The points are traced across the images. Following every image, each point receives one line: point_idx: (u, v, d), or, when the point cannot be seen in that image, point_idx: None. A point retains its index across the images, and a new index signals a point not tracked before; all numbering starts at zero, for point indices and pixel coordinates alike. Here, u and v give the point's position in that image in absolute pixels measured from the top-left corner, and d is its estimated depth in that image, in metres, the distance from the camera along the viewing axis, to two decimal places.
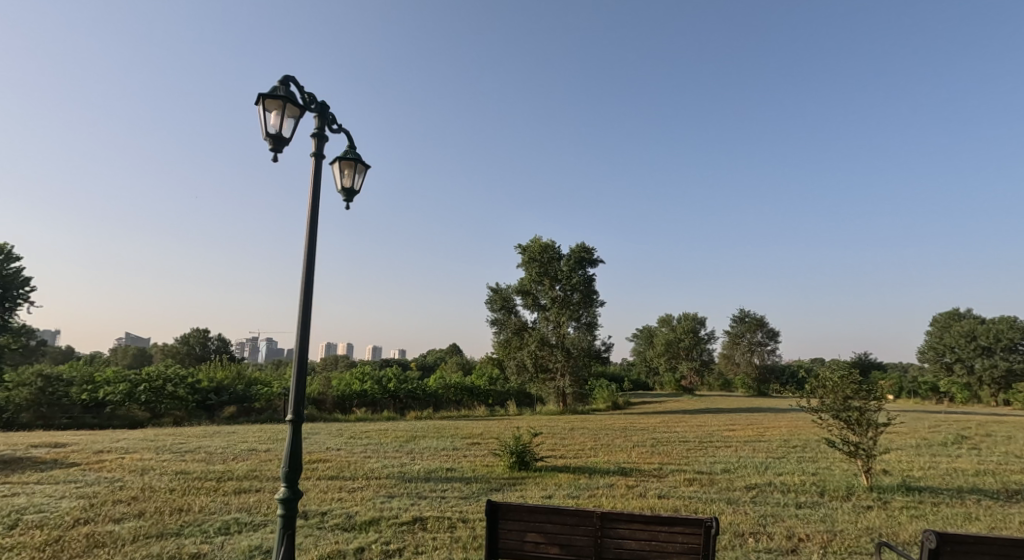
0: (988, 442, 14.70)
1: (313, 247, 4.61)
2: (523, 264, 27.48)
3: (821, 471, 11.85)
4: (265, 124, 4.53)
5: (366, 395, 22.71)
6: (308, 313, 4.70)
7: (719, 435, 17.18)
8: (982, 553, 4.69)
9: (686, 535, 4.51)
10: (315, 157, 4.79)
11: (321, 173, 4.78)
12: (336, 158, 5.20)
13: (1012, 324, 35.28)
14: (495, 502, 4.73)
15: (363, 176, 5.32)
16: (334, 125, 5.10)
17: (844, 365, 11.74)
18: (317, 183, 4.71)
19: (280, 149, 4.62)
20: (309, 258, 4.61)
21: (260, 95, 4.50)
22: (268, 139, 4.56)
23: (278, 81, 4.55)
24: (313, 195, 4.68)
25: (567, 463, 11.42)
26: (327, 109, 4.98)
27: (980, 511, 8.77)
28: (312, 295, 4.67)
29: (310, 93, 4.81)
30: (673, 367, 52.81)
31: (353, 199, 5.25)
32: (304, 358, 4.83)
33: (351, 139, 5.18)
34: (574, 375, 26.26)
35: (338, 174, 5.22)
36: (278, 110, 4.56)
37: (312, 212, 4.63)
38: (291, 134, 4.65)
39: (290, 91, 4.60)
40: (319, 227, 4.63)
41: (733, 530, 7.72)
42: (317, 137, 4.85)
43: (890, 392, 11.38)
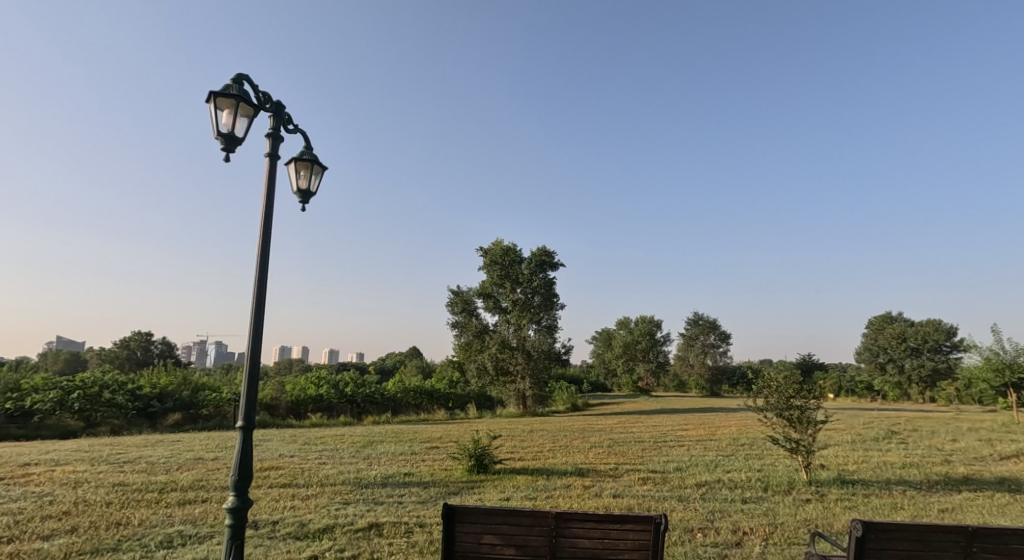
0: (916, 436, 15.75)
1: (266, 252, 4.70)
2: (485, 267, 27.67)
3: (765, 467, 12.46)
4: (216, 123, 4.60)
5: (322, 399, 22.38)
6: (259, 315, 4.79)
7: (673, 435, 17.73)
8: (904, 539, 5.10)
9: (637, 532, 4.80)
10: (268, 157, 4.88)
11: (276, 172, 4.88)
12: (291, 159, 5.30)
13: (938, 326, 37.68)
14: (452, 506, 4.88)
15: (318, 177, 5.43)
16: (290, 125, 5.20)
17: (788, 367, 12.44)
18: (272, 182, 4.81)
19: (232, 148, 4.70)
20: (261, 257, 4.70)
21: (211, 92, 4.57)
22: (220, 137, 4.64)
23: (231, 80, 4.63)
24: (267, 194, 4.78)
25: (525, 466, 11.63)
26: (282, 109, 5.08)
27: (906, 501, 9.44)
28: (264, 297, 4.76)
29: (265, 93, 4.90)
30: (630, 369, 54.02)
31: (307, 200, 5.36)
32: (256, 363, 4.90)
33: (306, 140, 5.30)
34: (534, 378, 26.54)
35: (294, 175, 5.31)
36: (230, 108, 4.63)
37: (266, 213, 4.72)
38: (243, 133, 4.73)
39: (243, 90, 4.68)
40: (272, 231, 4.71)
41: (682, 526, 8.10)
42: (272, 137, 4.94)
43: (830, 392, 12.13)
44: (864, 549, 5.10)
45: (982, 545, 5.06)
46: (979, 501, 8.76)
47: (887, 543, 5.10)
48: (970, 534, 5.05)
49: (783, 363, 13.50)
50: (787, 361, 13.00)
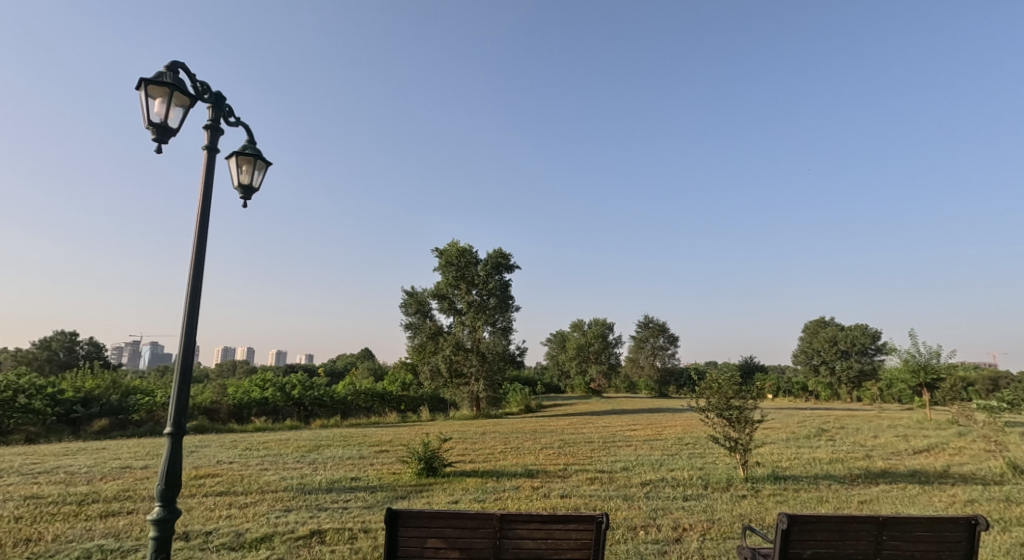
0: (843, 433, 16.64)
1: (201, 248, 4.57)
2: (440, 268, 27.48)
3: (706, 465, 12.90)
4: (147, 112, 4.43)
5: (266, 403, 21.67)
6: (193, 315, 4.66)
7: (621, 435, 18.07)
8: (823, 529, 5.37)
9: (579, 531, 4.88)
10: (206, 149, 4.73)
11: (214, 166, 4.75)
12: (233, 152, 5.16)
13: (865, 331, 39.74)
14: (395, 511, 4.81)
15: (262, 173, 5.31)
16: (230, 117, 5.07)
17: (729, 369, 12.93)
18: (209, 176, 4.66)
19: (165, 139, 4.54)
20: (196, 256, 4.57)
21: (142, 78, 4.39)
22: (151, 128, 4.47)
23: (165, 67, 4.48)
24: (204, 187, 4.63)
25: (475, 468, 11.60)
26: (222, 100, 4.94)
27: (831, 494, 9.95)
28: (198, 297, 4.64)
29: (203, 82, 4.75)
30: (582, 371, 54.76)
31: (249, 196, 5.23)
32: (188, 365, 4.74)
33: (249, 134, 5.18)
34: (488, 380, 26.47)
35: (235, 169, 5.17)
36: (163, 97, 4.47)
37: (203, 207, 4.59)
38: (177, 124, 4.58)
39: (178, 78, 4.52)
40: (208, 227, 4.58)
41: (625, 524, 8.29)
42: (210, 129, 4.80)
43: (767, 392, 12.69)
44: (788, 540, 5.37)
45: (891, 533, 5.36)
46: (893, 492, 9.32)
47: (808, 535, 5.38)
48: (881, 524, 5.35)
49: (725, 365, 14.01)
50: (730, 363, 13.50)
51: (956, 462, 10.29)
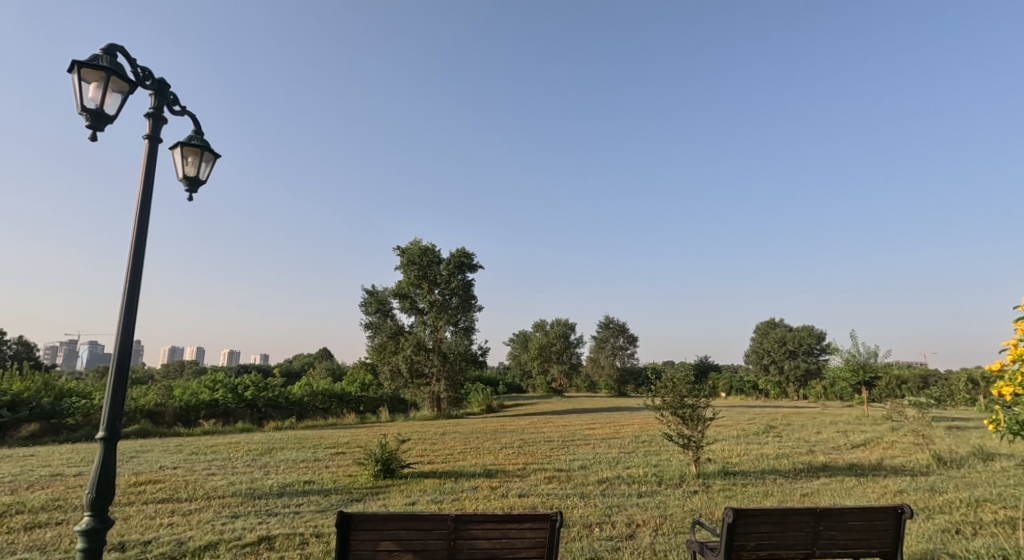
0: (790, 430, 17.20)
1: (141, 240, 4.37)
2: (401, 266, 27.10)
3: (661, 463, 13.12)
4: (81, 97, 4.19)
5: (216, 405, 20.93)
6: (132, 310, 4.46)
7: (580, 434, 18.23)
8: (766, 521, 5.52)
9: (534, 530, 4.86)
10: (147, 139, 4.52)
11: (155, 155, 4.53)
12: (178, 142, 4.94)
13: (811, 332, 41.27)
14: (348, 514, 4.67)
15: (209, 165, 5.10)
16: (175, 106, 4.86)
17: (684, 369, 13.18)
18: (150, 165, 4.45)
19: (100, 127, 4.30)
20: (135, 249, 4.36)
21: (75, 62, 4.14)
22: (85, 113, 4.23)
23: (101, 50, 4.25)
24: (145, 177, 4.42)
25: (434, 469, 11.44)
26: (165, 88, 4.72)
27: (777, 488, 10.28)
28: (137, 291, 4.44)
29: (144, 68, 4.53)
30: (544, 370, 55.01)
31: (194, 188, 5.02)
32: (125, 364, 4.52)
33: (195, 124, 4.97)
34: (449, 380, 26.22)
35: (180, 161, 4.94)
36: (99, 82, 4.24)
37: (143, 196, 4.38)
38: (115, 110, 4.35)
39: (115, 63, 4.29)
40: (148, 219, 4.38)
41: (581, 522, 8.31)
42: (152, 117, 4.57)
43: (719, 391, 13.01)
44: (733, 533, 5.50)
45: (827, 524, 5.55)
46: (833, 485, 9.67)
47: (753, 527, 5.52)
48: (818, 514, 5.52)
49: (681, 364, 14.28)
50: (684, 362, 13.78)
51: (889, 455, 10.76)
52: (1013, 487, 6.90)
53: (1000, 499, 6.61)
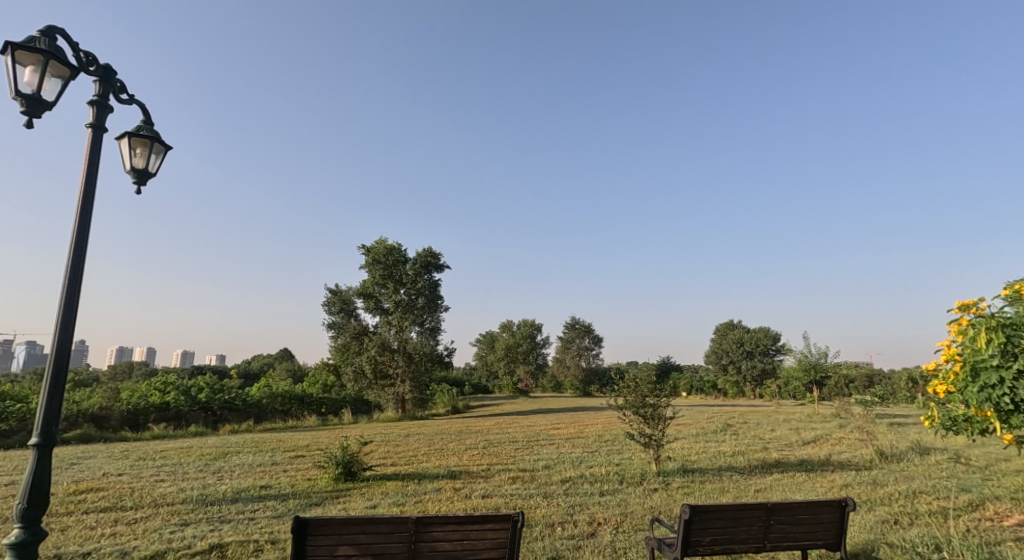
0: (746, 428, 17.60)
1: (82, 233, 4.11)
2: (366, 265, 26.64)
3: (623, 461, 13.21)
4: (15, 81, 3.90)
5: (167, 408, 20.14)
6: (72, 307, 4.20)
7: (544, 434, 18.25)
8: (724, 516, 5.56)
9: (496, 531, 4.77)
10: (89, 127, 4.25)
11: (99, 145, 4.26)
12: (126, 132, 4.68)
13: (767, 333, 42.42)
14: (303, 520, 4.47)
15: (159, 156, 4.84)
16: (121, 93, 4.59)
17: (646, 369, 13.31)
18: (94, 154, 4.19)
19: (38, 113, 4.03)
20: (75, 242, 4.10)
21: (8, 42, 3.86)
22: (20, 99, 3.94)
23: (38, 31, 3.97)
24: (88, 167, 4.16)
25: (396, 471, 11.20)
26: (111, 74, 4.45)
27: (733, 484, 10.46)
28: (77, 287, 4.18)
29: (86, 52, 4.25)
30: (510, 371, 54.95)
31: (143, 181, 4.76)
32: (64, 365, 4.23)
33: (144, 113, 4.71)
34: (414, 381, 25.80)
35: (127, 152, 4.68)
36: (35, 66, 3.96)
37: (86, 186, 4.13)
38: (54, 96, 4.08)
39: (54, 46, 4.02)
40: (91, 210, 4.13)
41: (543, 522, 8.19)
42: (96, 105, 4.30)
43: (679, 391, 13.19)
44: (690, 529, 5.53)
45: (778, 518, 5.63)
46: (784, 481, 9.90)
47: (710, 523, 5.56)
48: (769, 509, 5.61)
49: (643, 364, 14.45)
50: (646, 362, 13.92)
51: (836, 450, 11.11)
52: (948, 479, 7.19)
53: (936, 490, 6.86)
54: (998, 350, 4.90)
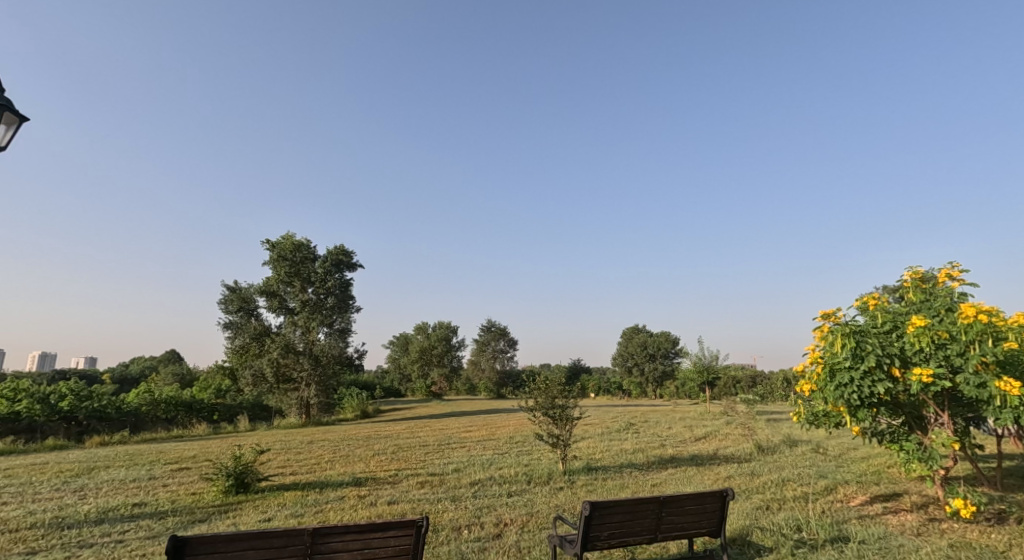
0: (646, 426, 18.61)
1: None
2: (271, 262, 25.40)
3: (531, 462, 13.51)
4: None
5: (18, 419, 17.86)
6: None
7: (455, 437, 18.29)
8: (620, 510, 5.90)
9: (398, 538, 4.79)
10: None
11: None
12: None
13: (669, 337, 44.96)
14: (182, 538, 4.27)
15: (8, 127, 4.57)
16: None
17: (558, 373, 13.69)
18: None
19: None
20: None
21: None
22: None
23: None
24: None
25: (295, 481, 10.74)
26: None
27: (632, 480, 11.01)
28: None
29: None
30: (424, 374, 54.22)
31: None
32: None
33: None
34: (320, 385, 24.81)
35: None
36: None
37: None
38: None
39: None
40: None
41: (450, 525, 8.16)
42: None
43: (587, 393, 13.71)
44: (589, 524, 5.83)
45: (668, 510, 6.06)
46: (677, 475, 10.60)
47: (607, 517, 5.89)
48: (662, 502, 6.01)
49: (553, 367, 14.87)
50: (554, 364, 14.35)
51: (721, 445, 12.06)
52: (810, 467, 8.05)
53: (801, 477, 7.68)
54: (850, 353, 5.56)
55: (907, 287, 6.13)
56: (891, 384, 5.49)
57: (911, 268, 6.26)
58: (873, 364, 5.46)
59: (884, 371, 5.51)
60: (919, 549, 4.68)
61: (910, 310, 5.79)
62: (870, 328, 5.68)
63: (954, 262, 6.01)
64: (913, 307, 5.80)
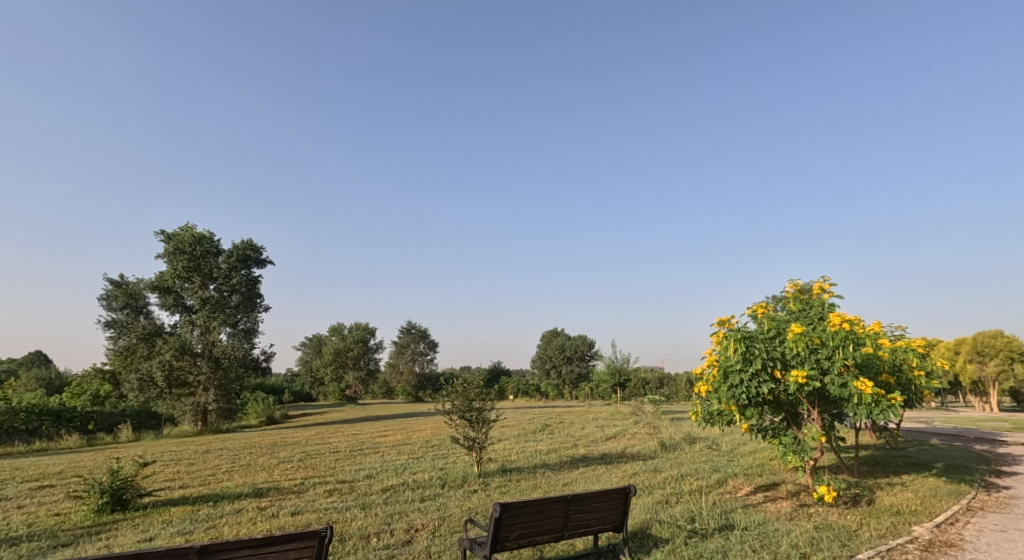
0: (561, 427, 19.11)
1: None
2: (166, 255, 23.63)
3: (446, 466, 13.49)
4: None
5: None
6: None
7: (369, 442, 17.92)
8: (531, 508, 6.05)
9: (299, 550, 4.68)
10: None
11: None
12: None
13: (586, 341, 46.52)
14: None
15: None
16: None
17: (475, 376, 13.74)
18: None
19: None
20: None
21: None
22: None
23: None
24: None
25: (184, 495, 10.01)
26: None
27: (545, 480, 11.28)
28: None
29: None
30: (338, 377, 52.49)
31: None
32: None
33: None
34: (220, 389, 23.27)
35: None
36: None
37: None
38: None
39: None
40: None
41: (357, 534, 8.01)
42: None
43: (503, 396, 13.87)
44: (500, 525, 5.96)
45: (575, 508, 6.29)
46: (587, 473, 11.01)
47: (518, 516, 6.02)
48: (569, 500, 6.24)
49: (472, 370, 14.89)
50: (471, 367, 14.43)
51: (629, 443, 12.64)
52: (706, 462, 8.65)
53: (696, 472, 8.24)
54: (740, 357, 6.05)
55: (789, 299, 6.75)
56: (773, 384, 6.02)
57: (793, 281, 6.93)
58: (759, 367, 5.96)
59: (768, 373, 6.03)
60: (791, 532, 5.18)
61: (791, 318, 6.39)
62: (758, 334, 6.20)
63: (827, 277, 6.71)
64: (793, 316, 6.40)
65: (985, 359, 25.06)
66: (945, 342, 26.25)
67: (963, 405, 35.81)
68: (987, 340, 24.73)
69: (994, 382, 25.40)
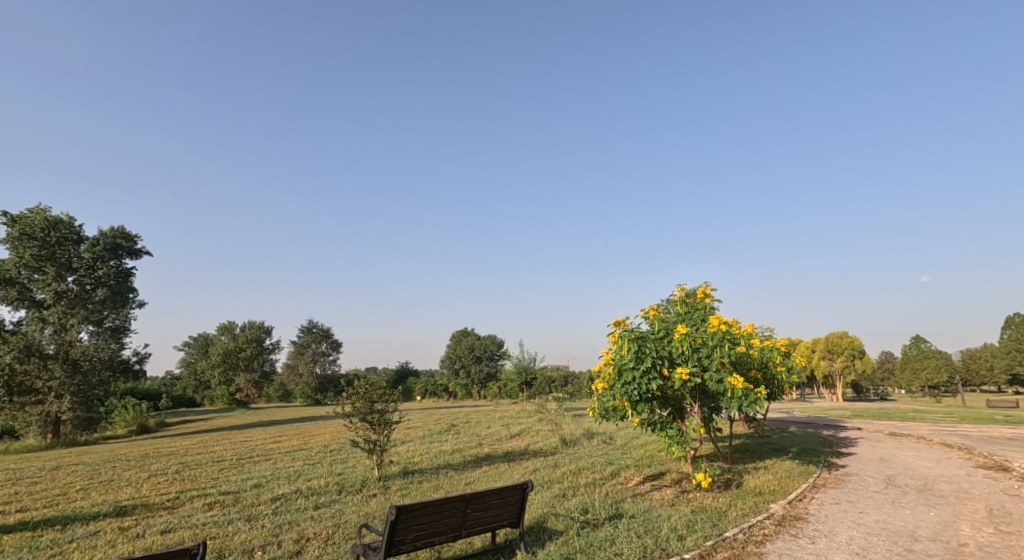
0: (466, 427, 19.08)
1: None
2: (10, 240, 20.92)
3: (345, 470, 13.02)
4: None
5: None
6: None
7: (261, 449, 16.94)
8: (429, 508, 5.94)
9: None
10: None
11: None
12: None
13: (494, 340, 46.93)
14: None
15: None
16: None
17: (380, 379, 13.25)
18: None
19: None
20: None
21: None
22: None
23: None
24: None
25: (28, 519, 8.89)
26: None
27: (448, 480, 11.18)
28: None
29: None
30: (228, 380, 48.90)
31: None
32: None
33: None
34: (77, 396, 20.83)
35: None
36: None
37: None
38: None
39: None
40: None
41: (241, 548, 7.51)
42: None
43: (407, 397, 13.57)
44: (395, 528, 5.81)
45: (473, 506, 6.26)
46: (489, 472, 11.05)
47: (413, 518, 5.89)
48: (466, 499, 6.19)
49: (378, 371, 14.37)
50: (375, 368, 13.97)
51: (532, 441, 12.81)
52: (600, 456, 8.97)
53: (592, 465, 8.52)
54: (633, 356, 6.28)
55: (675, 302, 7.12)
56: (662, 381, 6.29)
57: (679, 285, 7.32)
58: (650, 365, 6.24)
59: (657, 371, 6.31)
60: (671, 516, 5.48)
61: (678, 320, 6.75)
62: (649, 334, 6.47)
63: (708, 281, 7.19)
64: (680, 318, 6.78)
65: (834, 356, 27.88)
66: (804, 341, 28.85)
67: (818, 396, 39.89)
68: (836, 340, 27.59)
69: (841, 376, 28.45)
